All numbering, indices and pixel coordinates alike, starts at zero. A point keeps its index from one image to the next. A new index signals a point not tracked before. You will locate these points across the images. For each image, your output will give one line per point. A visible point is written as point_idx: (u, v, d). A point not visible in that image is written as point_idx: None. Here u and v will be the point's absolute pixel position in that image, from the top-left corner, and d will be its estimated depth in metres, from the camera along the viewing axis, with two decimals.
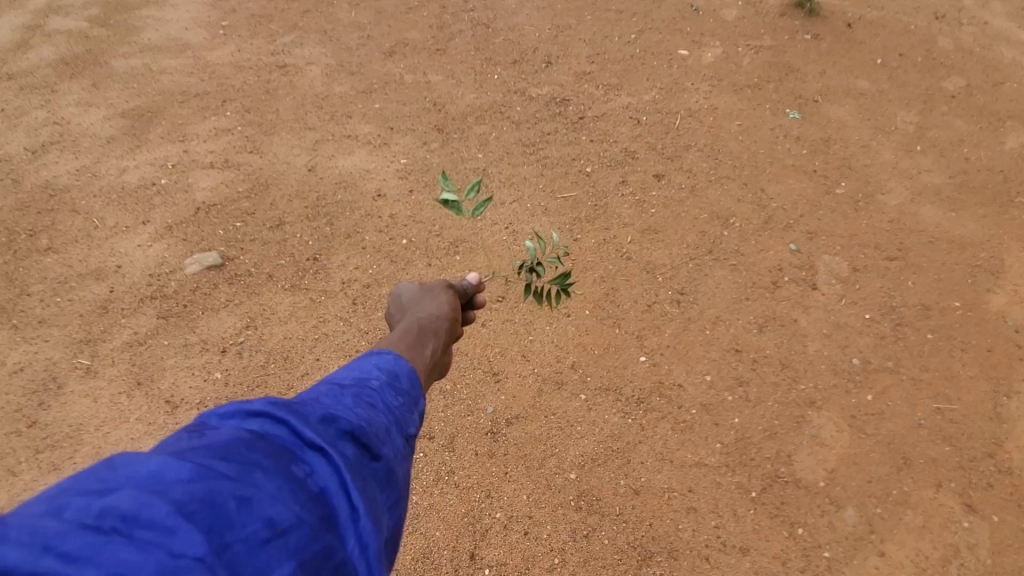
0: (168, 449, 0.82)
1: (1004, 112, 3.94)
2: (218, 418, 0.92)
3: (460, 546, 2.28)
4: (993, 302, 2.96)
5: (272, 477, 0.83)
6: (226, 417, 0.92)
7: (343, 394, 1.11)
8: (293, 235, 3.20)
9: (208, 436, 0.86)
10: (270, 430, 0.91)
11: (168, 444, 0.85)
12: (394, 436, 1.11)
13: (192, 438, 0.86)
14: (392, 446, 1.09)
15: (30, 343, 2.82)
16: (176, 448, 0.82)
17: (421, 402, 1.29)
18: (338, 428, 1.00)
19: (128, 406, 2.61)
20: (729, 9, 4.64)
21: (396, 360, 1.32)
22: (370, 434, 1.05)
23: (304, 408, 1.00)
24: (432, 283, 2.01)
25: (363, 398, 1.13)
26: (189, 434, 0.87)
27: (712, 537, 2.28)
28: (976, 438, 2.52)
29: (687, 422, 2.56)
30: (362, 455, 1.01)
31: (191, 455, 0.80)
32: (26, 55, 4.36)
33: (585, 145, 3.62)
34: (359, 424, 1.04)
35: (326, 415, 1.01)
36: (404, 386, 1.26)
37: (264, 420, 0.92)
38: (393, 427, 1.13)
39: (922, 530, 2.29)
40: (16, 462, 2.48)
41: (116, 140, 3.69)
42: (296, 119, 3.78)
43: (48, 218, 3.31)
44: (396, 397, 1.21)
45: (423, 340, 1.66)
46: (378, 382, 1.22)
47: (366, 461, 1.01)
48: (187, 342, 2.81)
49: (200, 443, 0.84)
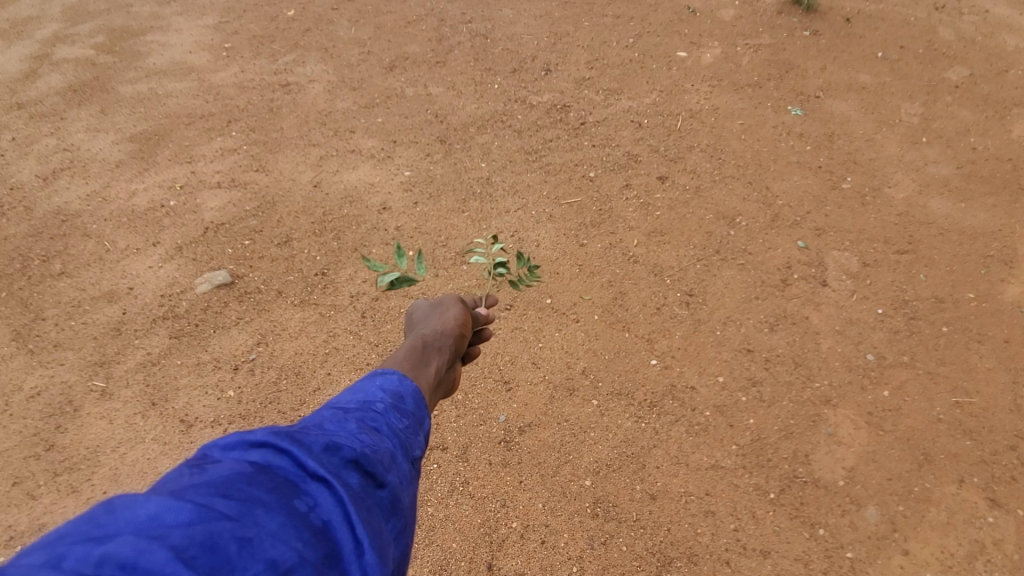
0: (171, 486, 0.82)
1: (1010, 100, 3.91)
2: (220, 450, 0.93)
3: (477, 558, 2.27)
4: (1008, 292, 2.92)
5: (274, 513, 0.83)
6: (228, 449, 0.92)
7: (348, 419, 1.12)
8: (300, 250, 3.23)
9: (210, 472, 0.87)
10: (274, 462, 0.92)
11: (170, 480, 0.85)
12: (399, 460, 1.12)
13: (193, 474, 0.86)
14: (397, 472, 1.09)
15: (45, 367, 2.86)
16: (178, 485, 0.82)
17: (427, 422, 1.31)
18: (342, 456, 1.00)
19: (143, 427, 2.63)
20: (727, 9, 4.66)
21: (401, 381, 1.33)
22: (374, 461, 1.05)
23: (307, 437, 1.00)
24: (443, 297, 2.03)
25: (367, 422, 1.14)
26: (191, 469, 0.87)
27: (732, 541, 2.25)
28: (998, 431, 2.48)
29: (701, 424, 2.53)
30: (366, 483, 1.01)
31: (191, 494, 0.80)
32: (34, 84, 4.45)
33: (587, 151, 3.63)
34: (364, 450, 1.05)
35: (330, 443, 1.01)
36: (408, 407, 1.28)
37: (267, 452, 0.93)
38: (398, 451, 1.13)
39: (946, 527, 2.25)
40: (36, 485, 2.51)
41: (125, 164, 3.75)
42: (300, 136, 3.82)
43: (60, 243, 3.36)
44: (401, 420, 1.22)
45: (427, 358, 1.66)
46: (382, 405, 1.23)
47: (372, 489, 1.01)
48: (200, 360, 2.84)
49: (202, 480, 0.84)
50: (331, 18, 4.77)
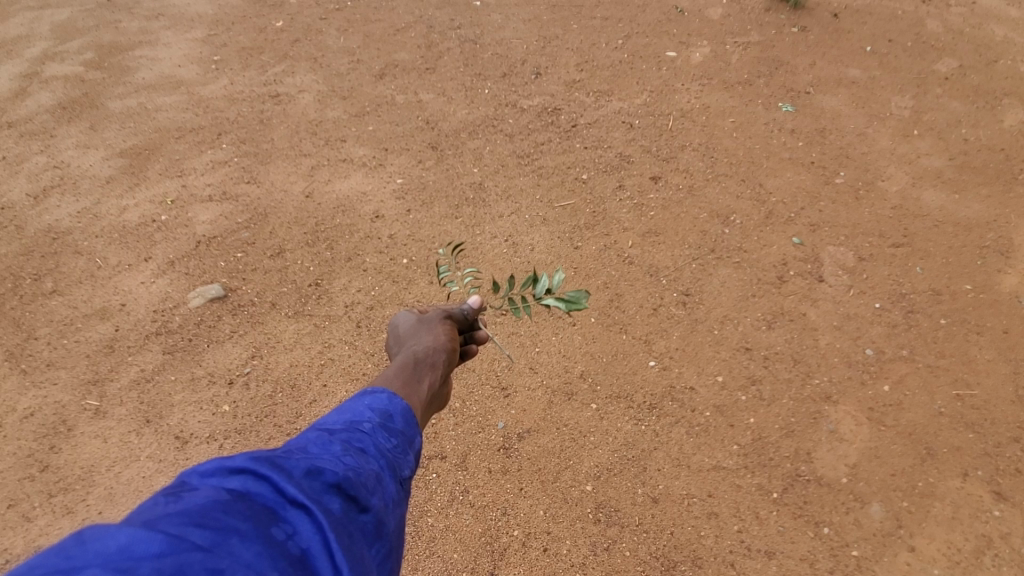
0: (144, 515, 0.80)
1: (1000, 91, 3.91)
2: (198, 477, 0.90)
3: (479, 567, 2.24)
4: (1006, 283, 2.91)
5: (250, 542, 0.81)
6: (206, 476, 0.90)
7: (332, 442, 1.11)
8: (294, 261, 3.21)
9: (186, 500, 0.84)
10: (253, 488, 0.90)
11: (144, 509, 0.82)
12: (385, 482, 1.11)
13: (169, 502, 0.83)
14: (382, 495, 1.08)
15: (38, 387, 2.82)
16: (152, 514, 0.79)
17: (417, 441, 1.30)
18: (324, 481, 0.99)
19: (138, 445, 2.60)
20: (715, 8, 4.67)
21: (390, 399, 1.33)
22: (358, 484, 1.04)
23: (288, 463, 0.98)
24: (429, 314, 2.00)
25: (353, 444, 1.13)
26: (166, 497, 0.85)
27: (736, 543, 2.23)
28: (1000, 423, 2.46)
29: (701, 425, 2.51)
30: (349, 508, 0.99)
31: (164, 523, 0.77)
32: (24, 102, 4.43)
33: (579, 153, 3.61)
34: (347, 474, 1.03)
35: (312, 467, 1.00)
36: (397, 426, 1.28)
37: (246, 478, 0.91)
38: (384, 473, 1.13)
39: (952, 521, 2.23)
40: (31, 507, 2.47)
41: (115, 180, 3.73)
42: (291, 147, 3.81)
43: (51, 261, 3.33)
44: (389, 439, 1.22)
45: (419, 375, 1.65)
46: (370, 425, 1.22)
47: (354, 514, 0.99)
48: (194, 376, 2.81)
49: (177, 508, 0.81)
50: (320, 28, 4.76)
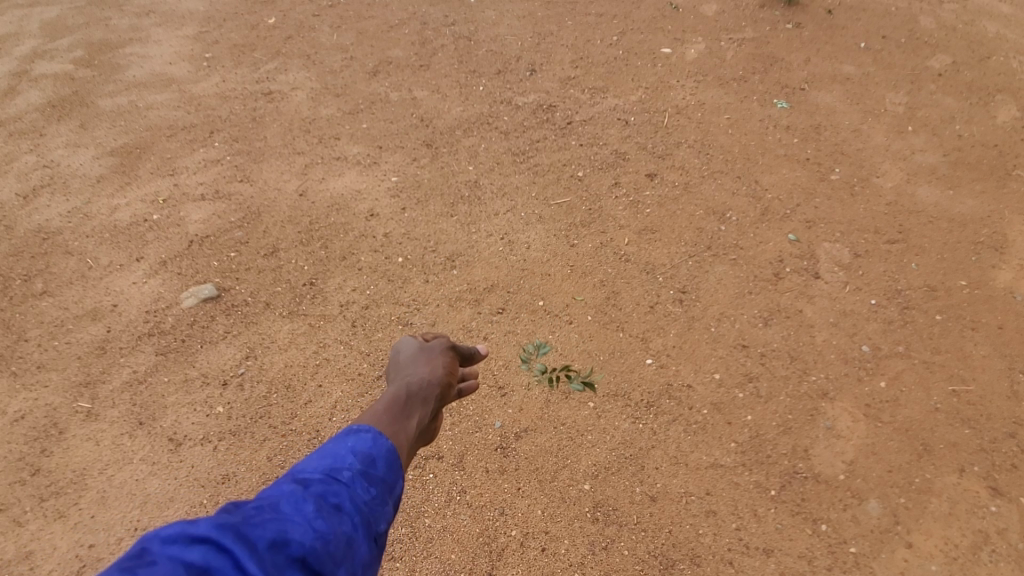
0: None
1: (993, 87, 3.92)
2: (160, 543, 0.88)
3: (477, 568, 2.22)
4: (1000, 278, 2.92)
5: None
6: (166, 545, 0.88)
7: (306, 500, 1.08)
8: (287, 260, 3.18)
9: None
10: (213, 561, 0.88)
11: None
12: (355, 546, 1.08)
13: None
14: (348, 563, 1.06)
15: (29, 390, 2.79)
16: None
17: (399, 487, 1.26)
18: (287, 555, 0.97)
19: (130, 447, 2.57)
20: (709, 4, 4.66)
21: (375, 441, 1.29)
22: (323, 556, 1.02)
23: (252, 532, 0.96)
24: (431, 344, 1.98)
25: (327, 500, 1.10)
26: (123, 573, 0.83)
27: (735, 541, 2.22)
28: (996, 418, 2.47)
29: (699, 423, 2.51)
30: None
31: None
32: (13, 101, 4.37)
33: (574, 150, 3.60)
34: (312, 546, 1.01)
35: (276, 538, 0.98)
36: (380, 472, 1.24)
37: (204, 553, 0.88)
38: (356, 534, 1.10)
39: (949, 517, 2.23)
40: (21, 512, 2.43)
41: (106, 179, 3.68)
42: (284, 145, 3.77)
43: (42, 262, 3.29)
44: (368, 489, 1.18)
45: (409, 412, 1.62)
46: (350, 473, 1.19)
47: None
48: (188, 377, 2.78)
49: None
50: (313, 24, 4.71)
